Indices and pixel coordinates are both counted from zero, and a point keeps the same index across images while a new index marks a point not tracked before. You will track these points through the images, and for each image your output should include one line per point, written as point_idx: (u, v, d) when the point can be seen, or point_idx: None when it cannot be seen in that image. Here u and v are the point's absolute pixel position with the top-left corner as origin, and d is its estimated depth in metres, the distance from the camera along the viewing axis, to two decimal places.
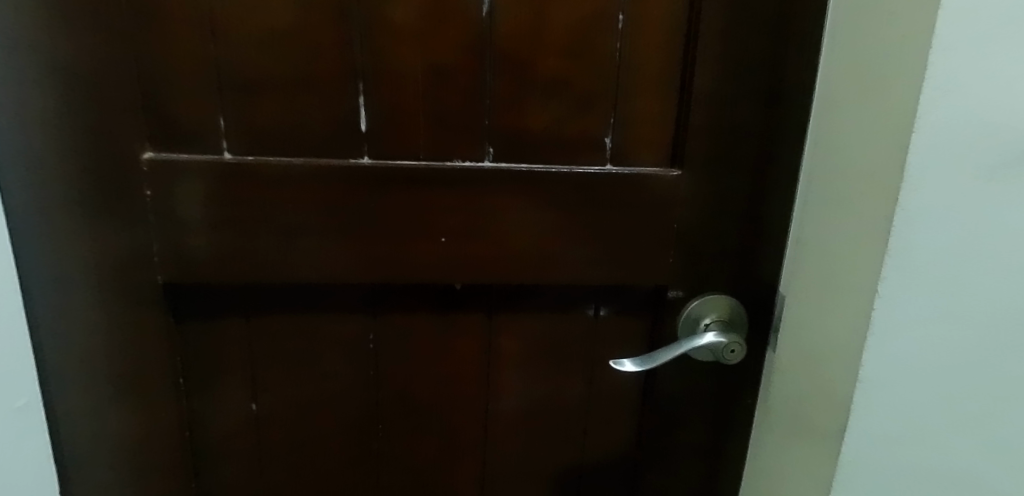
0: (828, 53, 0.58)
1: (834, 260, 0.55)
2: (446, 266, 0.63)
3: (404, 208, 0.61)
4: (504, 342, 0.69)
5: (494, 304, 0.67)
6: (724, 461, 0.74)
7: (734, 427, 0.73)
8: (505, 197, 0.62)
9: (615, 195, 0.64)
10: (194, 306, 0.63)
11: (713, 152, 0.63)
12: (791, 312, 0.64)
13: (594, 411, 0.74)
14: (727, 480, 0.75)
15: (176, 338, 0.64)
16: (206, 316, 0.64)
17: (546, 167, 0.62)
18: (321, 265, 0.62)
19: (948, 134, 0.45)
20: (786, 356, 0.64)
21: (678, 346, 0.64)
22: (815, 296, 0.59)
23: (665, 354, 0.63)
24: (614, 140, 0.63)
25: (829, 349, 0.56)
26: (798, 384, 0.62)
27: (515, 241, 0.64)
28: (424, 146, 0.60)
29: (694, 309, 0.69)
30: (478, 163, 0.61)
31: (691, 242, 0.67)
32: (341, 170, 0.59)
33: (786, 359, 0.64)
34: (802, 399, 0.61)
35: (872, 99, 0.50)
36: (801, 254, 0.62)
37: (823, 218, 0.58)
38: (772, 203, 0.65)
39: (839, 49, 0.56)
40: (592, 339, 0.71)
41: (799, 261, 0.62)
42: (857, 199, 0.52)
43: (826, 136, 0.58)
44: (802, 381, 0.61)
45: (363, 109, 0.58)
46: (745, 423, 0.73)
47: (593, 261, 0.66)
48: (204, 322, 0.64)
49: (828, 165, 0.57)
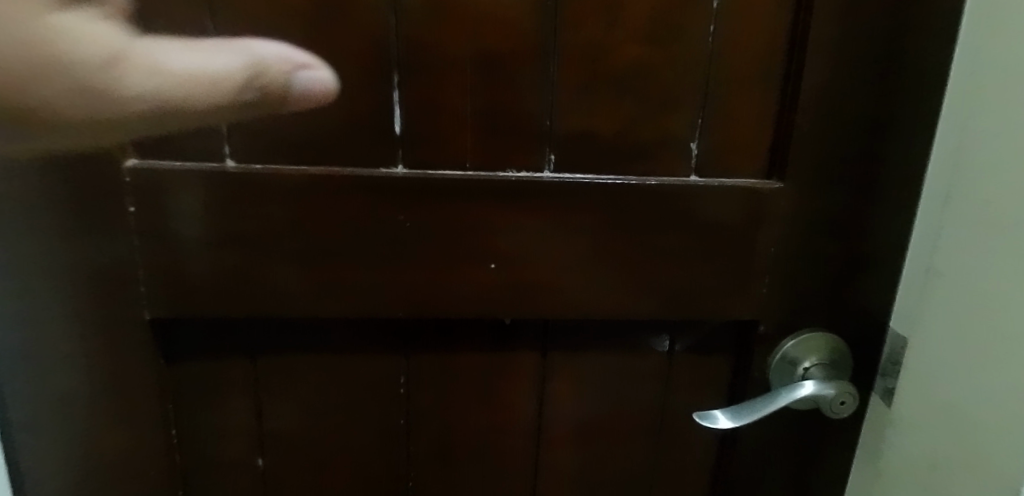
0: (971, 41, 0.47)
1: (993, 303, 0.45)
2: (494, 298, 0.52)
3: (446, 228, 0.50)
4: (560, 387, 0.58)
5: (550, 342, 0.56)
6: None
7: (827, 483, 0.62)
8: (570, 215, 0.51)
9: (699, 213, 0.52)
10: (189, 344, 0.53)
11: (820, 161, 0.52)
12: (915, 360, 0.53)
13: (661, 465, 0.62)
14: None
15: (166, 382, 0.53)
16: (204, 355, 0.53)
17: (619, 179, 0.51)
18: (344, 296, 0.51)
19: None
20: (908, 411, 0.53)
21: (777, 398, 0.53)
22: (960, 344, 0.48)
23: (761, 406, 0.52)
24: (700, 146, 0.51)
25: (986, 412, 0.45)
26: (930, 447, 0.51)
27: (579, 267, 0.52)
28: (471, 153, 0.49)
29: (790, 351, 0.57)
30: (537, 174, 0.50)
31: (788, 269, 0.55)
32: (370, 182, 0.48)
33: (908, 413, 0.53)
34: (937, 467, 0.50)
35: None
36: (926, 294, 0.52)
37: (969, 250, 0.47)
38: (888, 223, 0.54)
39: (992, 35, 0.45)
40: (663, 383, 0.59)
41: (926, 301, 0.52)
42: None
43: (965, 150, 0.48)
44: (937, 444, 0.50)
45: (397, 107, 0.47)
46: (840, 480, 0.62)
47: (669, 292, 0.54)
48: (202, 362, 0.54)
49: (971, 187, 0.47)
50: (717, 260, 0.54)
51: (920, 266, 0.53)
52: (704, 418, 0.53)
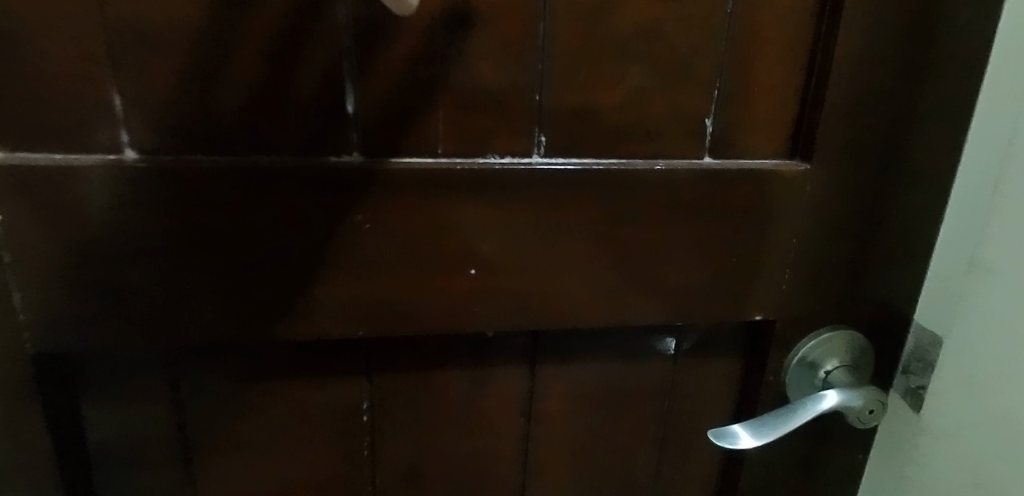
0: None
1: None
2: (474, 310, 0.43)
3: (416, 229, 0.40)
4: (551, 403, 0.50)
5: (540, 354, 0.48)
6: None
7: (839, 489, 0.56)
8: (566, 208, 0.42)
9: (715, 201, 0.45)
10: (91, 381, 0.42)
11: (851, 138, 0.45)
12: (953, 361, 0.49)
13: (661, 481, 0.55)
14: None
15: (63, 432, 0.42)
16: (113, 393, 0.43)
17: (622, 163, 0.43)
18: (292, 315, 0.41)
19: None
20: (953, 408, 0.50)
21: (806, 412, 0.46)
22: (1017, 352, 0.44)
23: (791, 422, 0.46)
24: (716, 122, 0.43)
25: None
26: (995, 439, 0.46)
27: (575, 268, 0.44)
28: (444, 135, 0.40)
29: (810, 352, 0.51)
30: (526, 160, 0.41)
31: (811, 262, 0.48)
32: (319, 175, 0.38)
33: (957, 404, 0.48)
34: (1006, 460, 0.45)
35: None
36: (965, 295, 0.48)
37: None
38: (920, 207, 0.47)
39: None
40: (668, 391, 0.52)
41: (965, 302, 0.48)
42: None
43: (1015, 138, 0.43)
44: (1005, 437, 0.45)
45: (348, 80, 0.37)
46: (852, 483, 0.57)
47: (678, 292, 0.47)
48: (112, 402, 0.43)
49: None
50: (734, 255, 0.46)
51: (955, 263, 0.48)
52: (726, 439, 0.46)
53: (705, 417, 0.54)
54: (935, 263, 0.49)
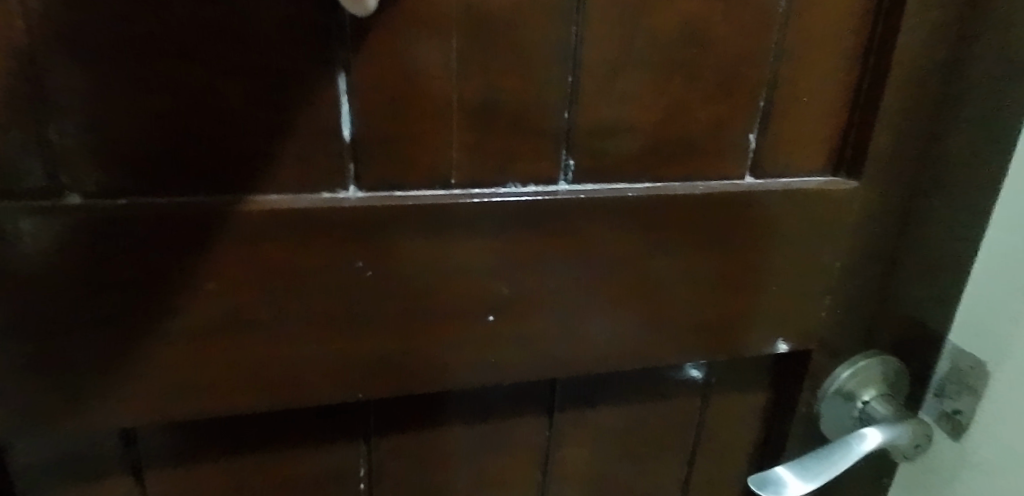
0: None
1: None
2: (491, 361, 0.37)
3: (426, 275, 0.34)
4: (568, 453, 0.45)
5: (558, 400, 0.42)
6: None
7: None
8: (596, 242, 0.37)
9: (757, 226, 0.40)
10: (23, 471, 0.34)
11: (899, 151, 0.41)
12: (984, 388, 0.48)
13: None
14: None
15: None
16: (51, 482, 0.35)
17: (658, 187, 0.37)
18: (278, 381, 0.34)
19: None
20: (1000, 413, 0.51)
21: (855, 452, 0.43)
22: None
23: (842, 462, 0.43)
24: (760, 140, 0.38)
25: None
26: None
27: (604, 309, 0.39)
28: (458, 163, 0.33)
29: (846, 382, 0.46)
30: (552, 189, 0.35)
31: (849, 286, 0.44)
32: (310, 216, 0.31)
33: (1003, 417, 0.47)
34: None
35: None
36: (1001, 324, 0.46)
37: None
38: (963, 225, 0.44)
39: None
40: (694, 430, 0.47)
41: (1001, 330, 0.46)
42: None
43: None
44: None
45: (345, 101, 0.30)
46: None
47: (713, 327, 0.42)
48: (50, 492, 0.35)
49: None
50: (773, 283, 0.42)
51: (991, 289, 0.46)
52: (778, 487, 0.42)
53: (731, 455, 0.49)
54: (972, 281, 0.47)
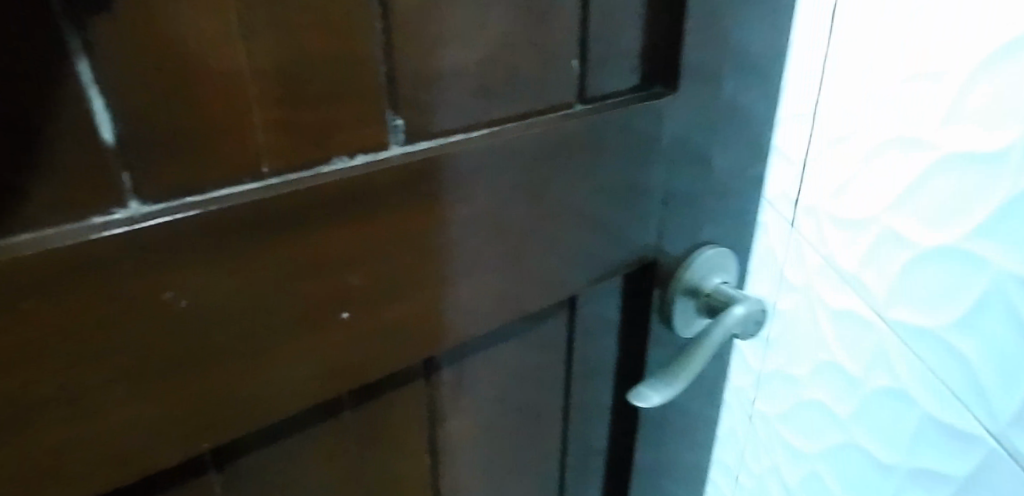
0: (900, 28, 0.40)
1: (826, 244, 0.50)
2: (354, 361, 0.33)
3: (259, 286, 0.28)
4: (457, 430, 0.41)
5: (438, 380, 0.38)
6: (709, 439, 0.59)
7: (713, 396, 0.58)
8: (442, 204, 0.33)
9: (595, 154, 0.38)
10: None
11: (706, 58, 0.41)
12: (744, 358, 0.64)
13: (572, 460, 0.51)
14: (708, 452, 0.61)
15: None
16: None
17: (495, 130, 0.34)
18: (93, 465, 0.26)
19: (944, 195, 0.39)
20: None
21: (700, 364, 0.46)
22: (799, 324, 0.55)
23: (686, 378, 0.45)
24: (584, 66, 0.37)
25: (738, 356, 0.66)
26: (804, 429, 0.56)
27: (463, 273, 0.35)
28: (268, 147, 0.27)
29: (689, 279, 0.47)
30: (382, 155, 0.30)
31: (681, 195, 0.45)
32: (85, 252, 0.23)
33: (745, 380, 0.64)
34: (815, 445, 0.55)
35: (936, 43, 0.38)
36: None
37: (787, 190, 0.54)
38: (762, 119, 0.47)
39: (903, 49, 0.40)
40: (568, 366, 0.46)
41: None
42: (861, 184, 0.45)
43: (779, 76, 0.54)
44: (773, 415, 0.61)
45: (96, 95, 0.22)
46: None
47: (569, 262, 0.41)
48: None
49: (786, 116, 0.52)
50: (619, 206, 0.42)
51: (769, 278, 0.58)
52: (662, 385, 0.45)
53: (602, 380, 0.50)
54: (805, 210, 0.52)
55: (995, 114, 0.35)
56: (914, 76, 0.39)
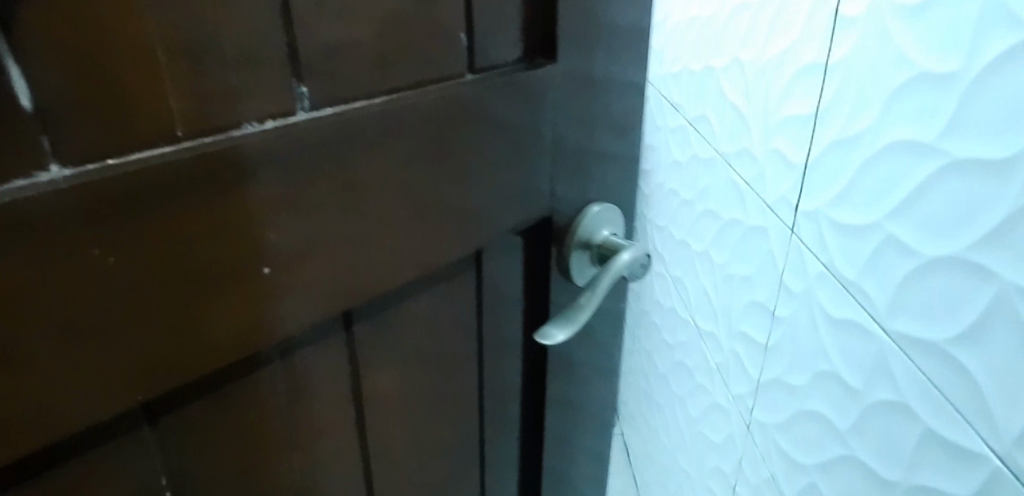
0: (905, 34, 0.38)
1: (826, 250, 0.47)
2: (277, 313, 0.35)
3: (183, 243, 0.30)
4: (379, 379, 0.44)
5: (357, 330, 0.41)
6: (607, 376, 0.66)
7: (611, 340, 0.64)
8: (351, 164, 0.36)
9: (489, 119, 0.43)
10: None
11: (577, 30, 0.47)
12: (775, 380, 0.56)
13: (489, 407, 0.55)
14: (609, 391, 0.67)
15: None
16: None
17: (395, 96, 0.37)
18: (30, 421, 0.28)
19: (937, 206, 0.36)
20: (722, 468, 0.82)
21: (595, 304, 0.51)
22: (798, 330, 0.52)
23: (583, 316, 0.50)
24: (471, 38, 0.41)
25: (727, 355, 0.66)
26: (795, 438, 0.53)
27: (376, 229, 0.39)
28: (181, 113, 0.29)
29: (584, 230, 0.53)
30: (291, 119, 0.33)
31: (570, 155, 0.50)
32: (11, 213, 0.25)
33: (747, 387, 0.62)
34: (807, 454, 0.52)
35: (933, 43, 0.36)
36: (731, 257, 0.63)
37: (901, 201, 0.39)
38: (632, 85, 0.53)
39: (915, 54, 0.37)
40: (479, 318, 0.50)
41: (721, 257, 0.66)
42: (859, 195, 0.43)
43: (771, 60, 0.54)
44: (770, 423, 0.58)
45: (14, 63, 0.24)
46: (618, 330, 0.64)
47: (473, 219, 0.45)
48: None
49: (795, 113, 0.50)
50: (514, 167, 0.46)
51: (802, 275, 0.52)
52: (563, 324, 0.50)
53: (512, 332, 0.54)
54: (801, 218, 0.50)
55: (999, 114, 0.32)
56: (921, 78, 0.37)
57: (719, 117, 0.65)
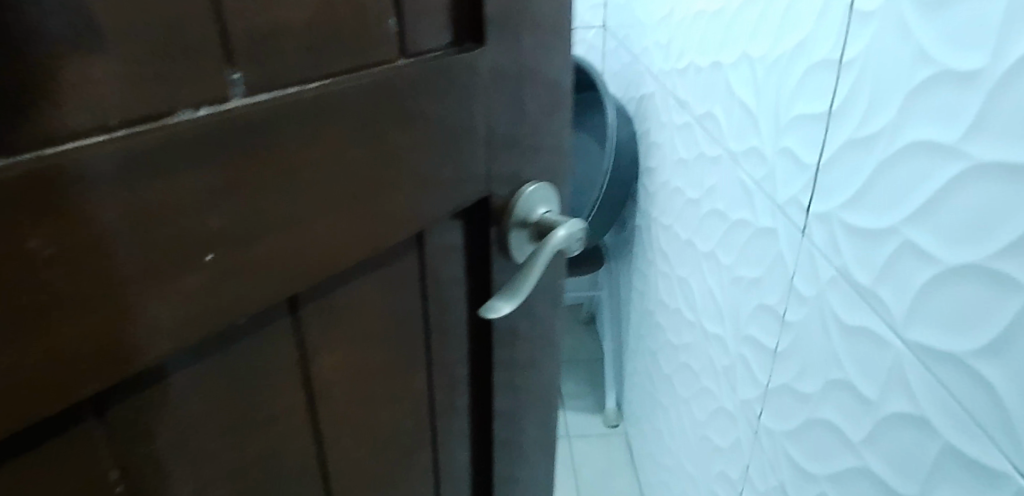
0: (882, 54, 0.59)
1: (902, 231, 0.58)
2: (223, 300, 0.36)
3: (122, 231, 0.30)
4: (328, 362, 0.45)
5: (303, 315, 0.42)
6: (546, 352, 0.68)
7: (549, 315, 0.66)
8: (288, 149, 0.36)
9: (424, 103, 0.44)
10: None
11: (503, 16, 0.48)
12: (914, 325, 0.57)
13: (437, 386, 0.57)
14: (549, 365, 0.70)
15: None
16: None
17: (329, 82, 0.38)
18: None
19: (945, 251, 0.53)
20: (783, 468, 0.85)
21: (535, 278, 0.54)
22: None
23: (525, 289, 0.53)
24: (401, 24, 0.42)
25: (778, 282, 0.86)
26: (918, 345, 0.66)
27: (317, 213, 0.39)
28: (112, 101, 0.29)
29: (521, 208, 0.55)
30: (226, 106, 0.33)
31: (503, 137, 0.52)
32: None
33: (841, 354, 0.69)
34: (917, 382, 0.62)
35: None
36: (840, 197, 0.67)
37: (999, 129, 0.47)
38: (559, 69, 0.55)
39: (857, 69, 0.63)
40: (424, 300, 0.51)
41: (827, 203, 0.69)
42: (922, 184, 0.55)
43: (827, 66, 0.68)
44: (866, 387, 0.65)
45: None
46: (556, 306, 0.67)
47: (413, 201, 0.46)
48: None
49: (852, 106, 0.64)
50: (450, 150, 0.47)
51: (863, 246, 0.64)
52: (506, 297, 0.52)
53: (456, 312, 0.56)
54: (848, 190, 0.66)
55: None
56: None
57: (777, 113, 0.79)
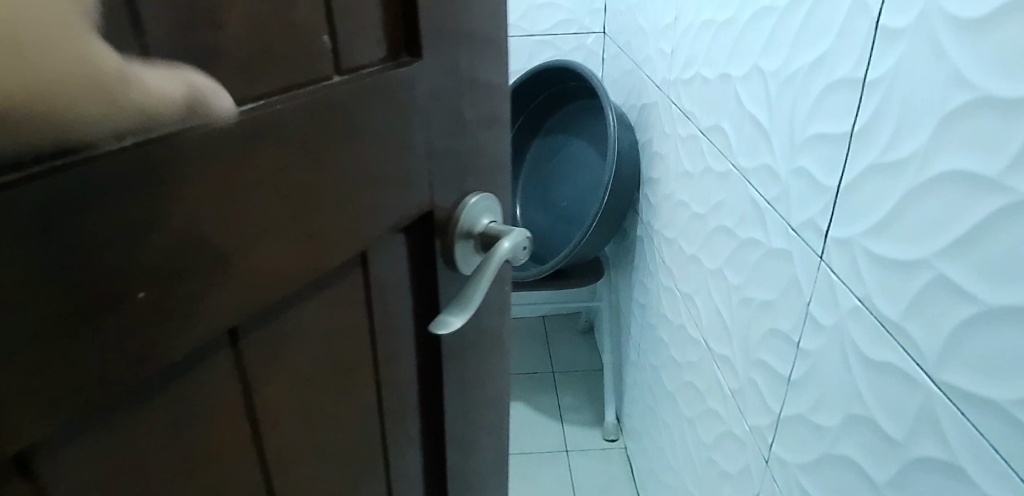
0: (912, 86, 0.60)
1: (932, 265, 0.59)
2: (158, 338, 0.34)
3: (43, 274, 0.28)
4: (272, 390, 0.43)
5: (245, 345, 0.40)
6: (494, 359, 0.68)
7: (496, 323, 0.66)
8: (223, 174, 0.35)
9: (361, 119, 0.43)
10: None
11: (438, 27, 0.47)
12: (948, 361, 0.58)
13: (388, 404, 0.55)
14: (498, 372, 0.69)
15: None
16: None
17: (262, 102, 0.36)
18: None
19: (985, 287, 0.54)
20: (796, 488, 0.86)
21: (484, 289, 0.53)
22: None
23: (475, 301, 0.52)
24: (334, 39, 0.40)
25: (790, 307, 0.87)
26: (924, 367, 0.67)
27: (254, 239, 0.38)
28: (25, 137, 0.26)
29: (464, 219, 0.55)
30: (155, 134, 0.31)
31: (442, 149, 0.51)
32: None
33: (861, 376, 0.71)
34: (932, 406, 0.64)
35: None
36: (862, 223, 0.68)
37: None
38: (496, 78, 0.55)
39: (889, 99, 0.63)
40: (370, 318, 0.50)
41: (849, 229, 0.70)
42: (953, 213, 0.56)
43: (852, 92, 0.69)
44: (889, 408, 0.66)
45: None
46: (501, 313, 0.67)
47: (355, 220, 0.45)
48: None
49: (879, 132, 0.65)
50: (390, 165, 0.46)
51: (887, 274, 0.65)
52: (455, 310, 0.51)
53: (403, 327, 0.54)
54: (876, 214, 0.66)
55: None
56: None
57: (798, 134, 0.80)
